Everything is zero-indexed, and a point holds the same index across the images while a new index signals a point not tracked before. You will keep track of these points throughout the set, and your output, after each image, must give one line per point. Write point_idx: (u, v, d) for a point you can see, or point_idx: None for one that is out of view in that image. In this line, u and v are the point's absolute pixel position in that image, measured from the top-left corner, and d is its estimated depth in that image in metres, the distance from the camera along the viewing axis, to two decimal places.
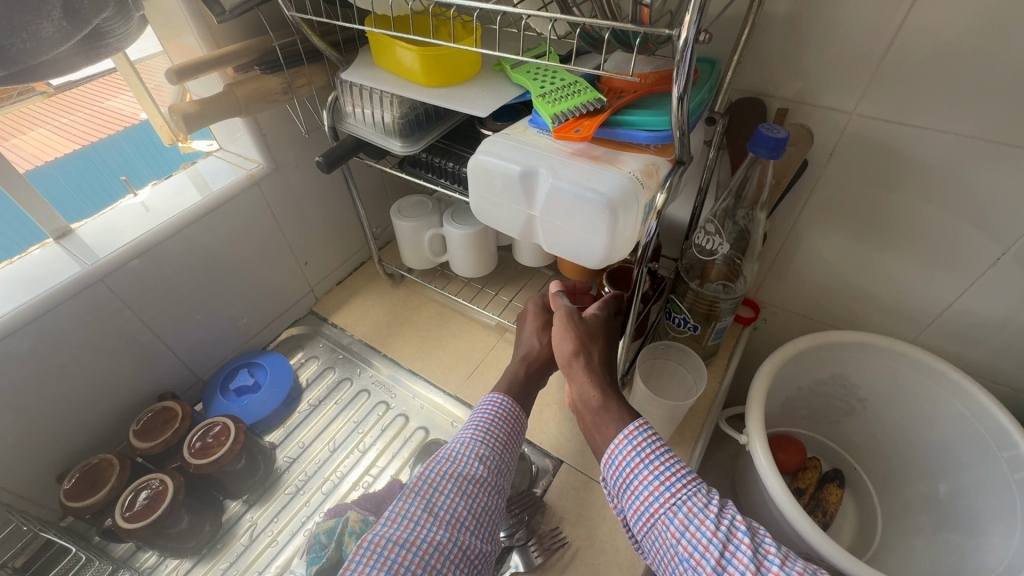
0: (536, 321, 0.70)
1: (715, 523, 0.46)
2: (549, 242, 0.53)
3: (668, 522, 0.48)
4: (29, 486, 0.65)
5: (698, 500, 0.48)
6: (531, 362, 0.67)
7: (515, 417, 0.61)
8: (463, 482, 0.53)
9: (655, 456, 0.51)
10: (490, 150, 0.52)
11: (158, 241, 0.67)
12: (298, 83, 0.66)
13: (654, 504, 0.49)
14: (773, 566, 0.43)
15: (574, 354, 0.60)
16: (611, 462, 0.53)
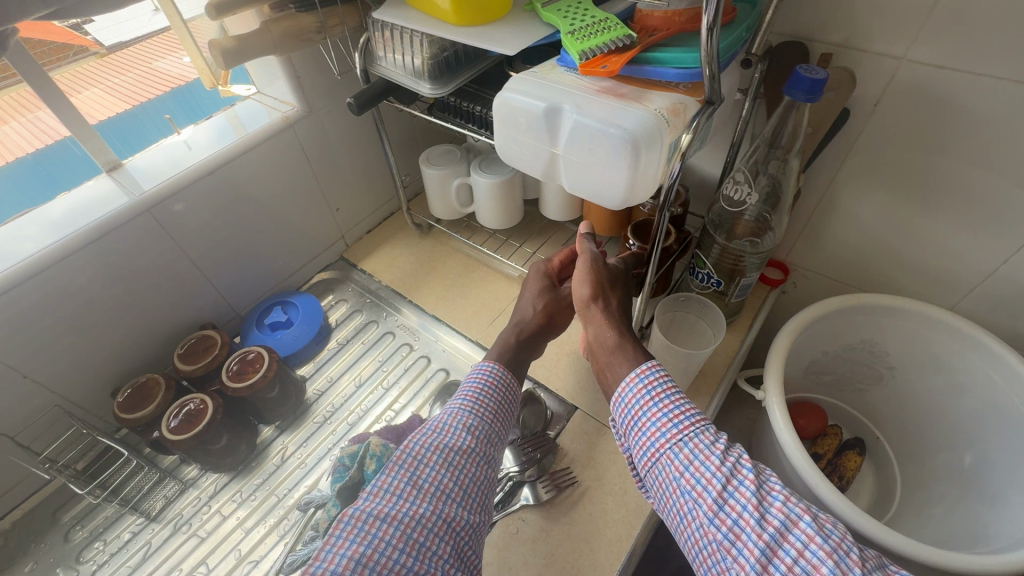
0: (537, 282, 0.72)
1: (720, 459, 0.46)
2: (571, 181, 0.54)
3: (673, 457, 0.49)
4: (88, 399, 0.71)
5: (705, 437, 0.49)
6: (528, 327, 0.68)
7: (507, 386, 0.62)
8: (449, 454, 0.53)
9: (666, 396, 0.52)
10: (516, 86, 0.52)
11: (200, 177, 0.71)
12: (331, 23, 0.67)
13: (660, 440, 0.50)
14: (775, 502, 0.44)
15: (592, 297, 0.61)
16: (620, 400, 0.54)
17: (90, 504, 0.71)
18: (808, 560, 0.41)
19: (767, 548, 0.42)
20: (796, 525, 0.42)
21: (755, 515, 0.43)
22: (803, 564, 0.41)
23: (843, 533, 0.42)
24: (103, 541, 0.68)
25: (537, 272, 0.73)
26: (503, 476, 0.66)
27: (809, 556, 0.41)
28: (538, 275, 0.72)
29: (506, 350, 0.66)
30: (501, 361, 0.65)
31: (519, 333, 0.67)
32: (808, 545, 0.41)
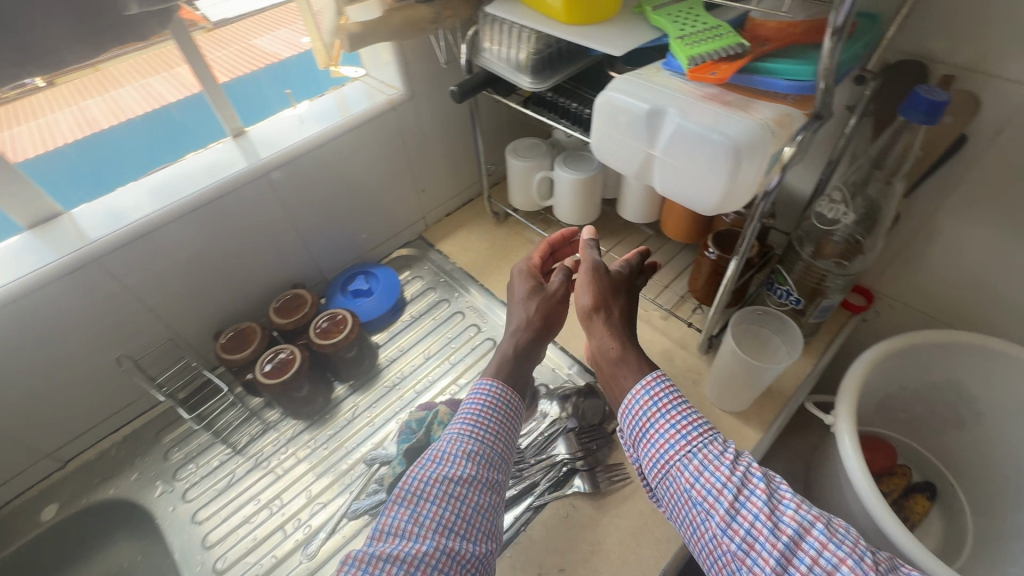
0: (525, 284, 0.69)
1: (730, 470, 0.47)
2: (663, 183, 0.55)
3: (684, 468, 0.49)
4: (195, 338, 0.80)
5: (714, 447, 0.49)
6: (522, 335, 0.66)
7: (506, 403, 0.61)
8: (450, 485, 0.52)
9: (673, 406, 0.53)
10: (620, 88, 0.54)
11: (311, 148, 0.77)
12: (446, 14, 0.71)
13: (670, 451, 0.51)
14: (788, 510, 0.45)
15: (595, 308, 0.61)
16: (628, 411, 0.54)
17: (186, 431, 0.80)
18: (823, 566, 0.42)
19: (781, 557, 0.43)
20: (809, 532, 0.44)
21: (768, 525, 0.44)
22: (819, 570, 0.42)
23: (854, 537, 0.44)
24: (195, 465, 0.76)
25: (525, 274, 0.71)
26: (558, 462, 0.69)
27: (823, 562, 0.42)
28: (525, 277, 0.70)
29: (501, 363, 0.64)
30: (498, 374, 0.63)
31: (515, 344, 0.65)
32: (821, 551, 0.43)
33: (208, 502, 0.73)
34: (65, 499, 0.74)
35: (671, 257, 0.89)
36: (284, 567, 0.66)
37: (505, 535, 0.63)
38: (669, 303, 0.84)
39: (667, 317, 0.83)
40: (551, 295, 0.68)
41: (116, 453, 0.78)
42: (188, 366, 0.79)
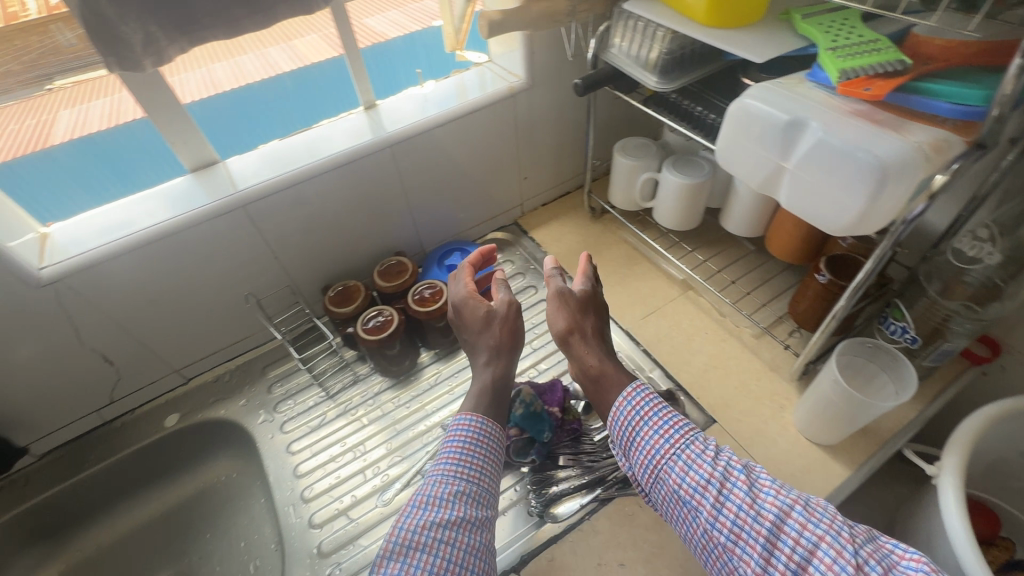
0: (480, 308, 0.69)
1: (711, 468, 0.53)
2: (791, 197, 0.53)
3: (670, 470, 0.56)
4: (308, 287, 0.88)
5: (696, 448, 0.56)
6: (497, 365, 0.67)
7: (487, 438, 0.62)
8: (438, 530, 0.53)
9: (653, 413, 0.59)
10: (759, 96, 0.53)
11: (434, 126, 0.82)
12: (581, 8, 0.72)
13: (656, 456, 0.57)
14: (768, 497, 0.51)
15: (569, 332, 0.66)
16: (615, 422, 0.61)
17: (289, 369, 0.88)
18: (803, 546, 0.48)
19: (767, 541, 0.49)
20: (788, 515, 0.50)
21: (750, 514, 0.50)
22: (801, 549, 0.48)
23: (829, 513, 0.50)
24: (293, 402, 0.84)
25: (475, 297, 0.71)
26: None
27: (805, 541, 0.48)
28: (480, 304, 0.70)
29: (481, 397, 0.66)
30: (477, 406, 0.65)
31: (495, 375, 0.67)
32: (802, 532, 0.49)
33: (302, 437, 0.80)
34: (184, 411, 0.85)
35: (771, 275, 0.86)
36: (362, 509, 0.72)
37: (567, 520, 0.65)
38: (766, 321, 0.81)
39: (760, 336, 0.80)
40: (507, 315, 0.69)
41: (229, 379, 0.88)
42: (301, 311, 0.88)
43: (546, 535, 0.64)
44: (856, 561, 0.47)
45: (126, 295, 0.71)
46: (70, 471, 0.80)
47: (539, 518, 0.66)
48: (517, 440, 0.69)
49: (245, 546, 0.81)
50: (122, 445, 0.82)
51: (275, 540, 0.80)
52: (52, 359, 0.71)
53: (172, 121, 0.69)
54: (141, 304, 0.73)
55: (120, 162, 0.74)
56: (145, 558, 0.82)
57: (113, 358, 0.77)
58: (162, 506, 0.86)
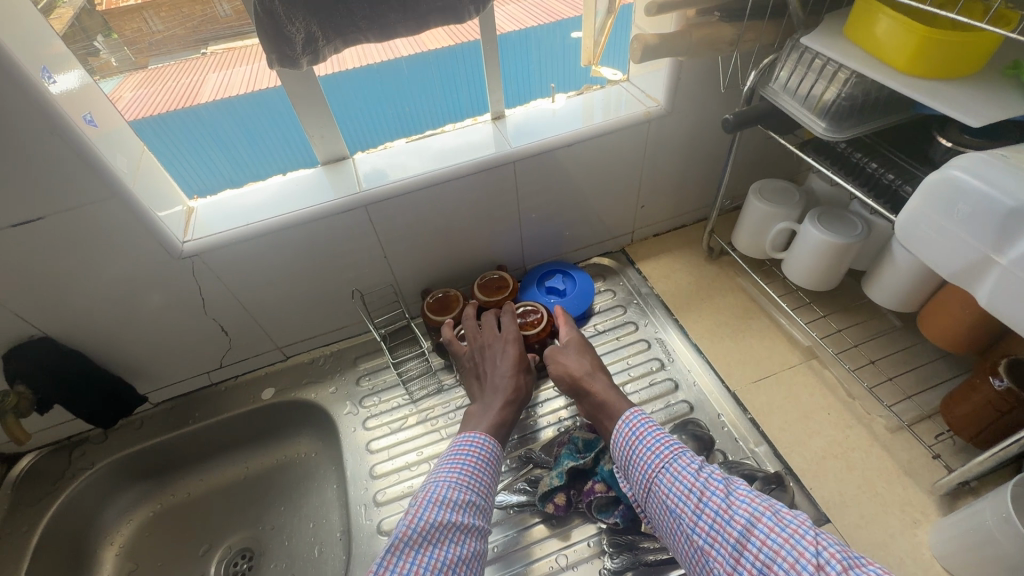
0: (511, 353, 0.73)
1: (693, 476, 0.53)
2: (998, 295, 0.44)
3: (658, 481, 0.55)
4: (410, 288, 0.89)
5: (681, 458, 0.55)
6: (513, 404, 0.69)
7: (493, 456, 0.63)
8: (452, 529, 0.54)
9: (648, 431, 0.58)
10: (972, 167, 0.44)
11: (560, 146, 0.78)
12: (747, 37, 0.66)
13: (648, 470, 0.56)
14: (742, 504, 0.49)
15: (576, 373, 0.69)
16: (615, 443, 0.60)
17: (379, 365, 0.90)
18: (771, 548, 0.45)
19: (737, 543, 0.47)
20: (760, 520, 0.48)
21: (725, 519, 0.49)
22: (767, 550, 0.46)
23: (801, 521, 0.47)
24: (378, 399, 0.86)
25: (505, 340, 0.75)
26: None
27: (771, 544, 0.46)
28: (510, 351, 0.74)
29: (496, 428, 0.66)
30: (490, 433, 0.65)
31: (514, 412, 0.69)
32: (770, 536, 0.46)
33: (383, 437, 0.81)
34: (280, 386, 0.89)
35: (920, 361, 0.74)
36: None
37: None
38: (907, 414, 0.70)
39: (897, 430, 0.69)
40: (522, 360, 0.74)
41: (323, 363, 0.91)
42: (400, 312, 0.89)
43: None
44: (819, 562, 0.44)
45: (249, 274, 0.75)
46: (178, 423, 0.87)
47: None
48: (601, 495, 0.64)
49: (313, 527, 0.84)
50: (224, 408, 0.87)
51: (342, 529, 0.82)
52: (179, 321, 0.77)
53: (316, 116, 0.72)
54: (260, 283, 0.77)
55: (250, 126, 0.71)
56: (226, 517, 0.87)
57: (229, 328, 0.81)
58: (247, 470, 0.91)
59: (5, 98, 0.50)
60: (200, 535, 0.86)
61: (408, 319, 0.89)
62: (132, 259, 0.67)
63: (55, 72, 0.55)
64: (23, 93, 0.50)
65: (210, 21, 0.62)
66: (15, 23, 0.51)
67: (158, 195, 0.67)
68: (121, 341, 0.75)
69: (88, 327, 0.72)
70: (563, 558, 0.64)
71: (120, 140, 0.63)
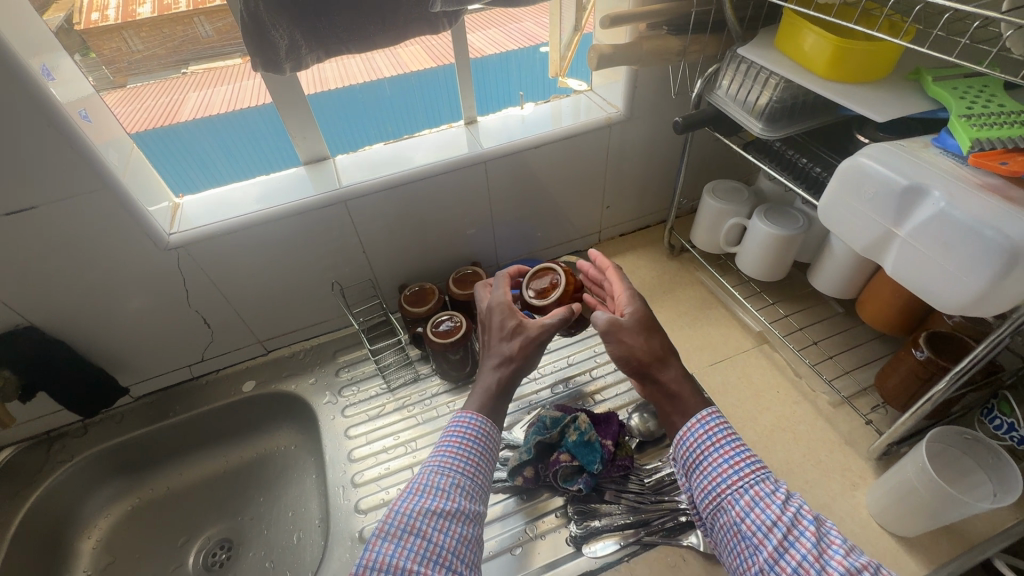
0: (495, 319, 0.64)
1: (780, 508, 0.47)
2: (899, 265, 0.50)
3: (733, 504, 0.50)
4: (388, 283, 0.93)
5: (766, 486, 0.50)
6: (506, 368, 0.61)
7: (487, 434, 0.59)
8: (432, 517, 0.51)
9: (727, 443, 0.53)
10: (877, 155, 0.51)
11: (529, 148, 0.84)
12: (692, 48, 0.73)
13: (722, 484, 0.51)
14: (835, 555, 0.44)
15: (644, 359, 0.58)
16: (683, 442, 0.55)
17: (357, 357, 0.94)
18: None
19: None
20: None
21: (815, 566, 0.44)
22: None
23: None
24: (356, 388, 0.89)
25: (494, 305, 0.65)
26: (678, 510, 0.67)
27: None
28: (497, 317, 0.64)
29: (489, 396, 0.61)
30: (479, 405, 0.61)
31: (502, 379, 0.60)
32: None
33: (361, 423, 0.85)
34: (260, 379, 0.91)
35: (858, 341, 0.81)
36: None
37: (607, 558, 0.64)
38: (847, 389, 0.76)
39: (838, 404, 0.75)
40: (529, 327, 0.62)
41: (304, 357, 0.94)
42: (377, 305, 0.93)
43: (582, 566, 0.64)
44: None
45: (233, 267, 0.79)
46: (157, 416, 0.88)
47: (577, 548, 0.65)
48: (566, 466, 0.68)
49: (292, 516, 0.86)
50: (204, 402, 0.90)
51: (320, 516, 0.85)
52: (161, 313, 0.80)
53: (298, 118, 0.77)
54: (244, 276, 0.81)
55: (229, 145, 0.79)
56: (205, 509, 0.89)
57: (211, 321, 0.84)
58: (227, 464, 0.93)
59: (8, 94, 0.54)
60: (178, 527, 0.87)
61: (385, 312, 0.92)
62: (118, 249, 0.70)
63: (52, 68, 0.59)
64: (22, 87, 0.54)
65: (192, 42, 0.70)
66: (20, 24, 0.55)
67: (147, 191, 0.71)
68: (104, 332, 0.77)
69: (71, 317, 0.74)
70: (532, 527, 0.68)
71: (111, 136, 0.66)
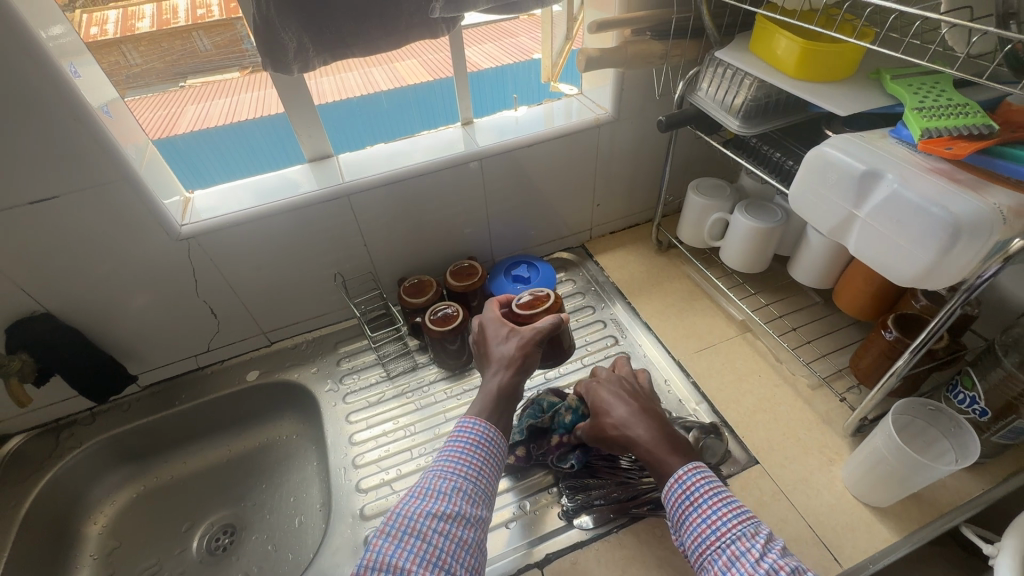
0: (497, 332, 0.69)
1: (753, 568, 0.45)
2: (862, 245, 0.55)
3: (712, 564, 0.48)
4: (388, 276, 0.97)
5: (742, 544, 0.47)
6: (506, 372, 0.64)
7: (491, 441, 0.59)
8: (433, 520, 0.51)
9: (705, 501, 0.51)
10: (837, 144, 0.55)
11: (522, 147, 0.89)
12: (674, 52, 0.79)
13: (704, 542, 0.50)
14: None
15: (610, 433, 0.61)
16: (669, 501, 0.53)
17: (357, 348, 0.97)
18: None
19: None
20: None
21: None
22: None
23: None
24: (357, 377, 0.93)
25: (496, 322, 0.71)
26: None
27: None
28: (491, 327, 0.70)
29: (489, 399, 0.62)
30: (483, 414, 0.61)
31: (502, 380, 0.63)
32: None
33: (360, 409, 0.88)
34: (264, 369, 0.95)
35: (835, 328, 0.86)
36: (405, 482, 0.78)
37: (597, 529, 0.67)
38: (824, 372, 0.80)
39: (817, 387, 0.80)
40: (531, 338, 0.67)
41: (306, 348, 0.97)
42: (377, 296, 0.97)
43: (573, 539, 0.67)
44: None
45: (240, 258, 0.82)
46: (163, 405, 0.91)
47: (568, 523, 0.69)
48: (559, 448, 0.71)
49: (293, 501, 0.89)
50: (208, 391, 0.92)
51: (321, 501, 0.87)
52: (170, 303, 0.83)
53: (305, 117, 0.81)
54: (250, 268, 0.84)
55: (226, 158, 0.85)
56: (209, 496, 0.91)
57: (217, 312, 0.88)
58: (230, 452, 0.95)
59: (39, 90, 0.58)
60: (182, 513, 0.89)
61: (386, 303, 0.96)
62: (132, 239, 0.73)
63: (77, 65, 0.63)
64: (50, 82, 0.58)
65: (191, 55, 0.79)
66: (50, 24, 0.60)
67: (161, 184, 0.75)
68: (115, 320, 0.81)
69: (84, 305, 0.77)
70: (525, 504, 0.71)
71: (129, 132, 0.71)
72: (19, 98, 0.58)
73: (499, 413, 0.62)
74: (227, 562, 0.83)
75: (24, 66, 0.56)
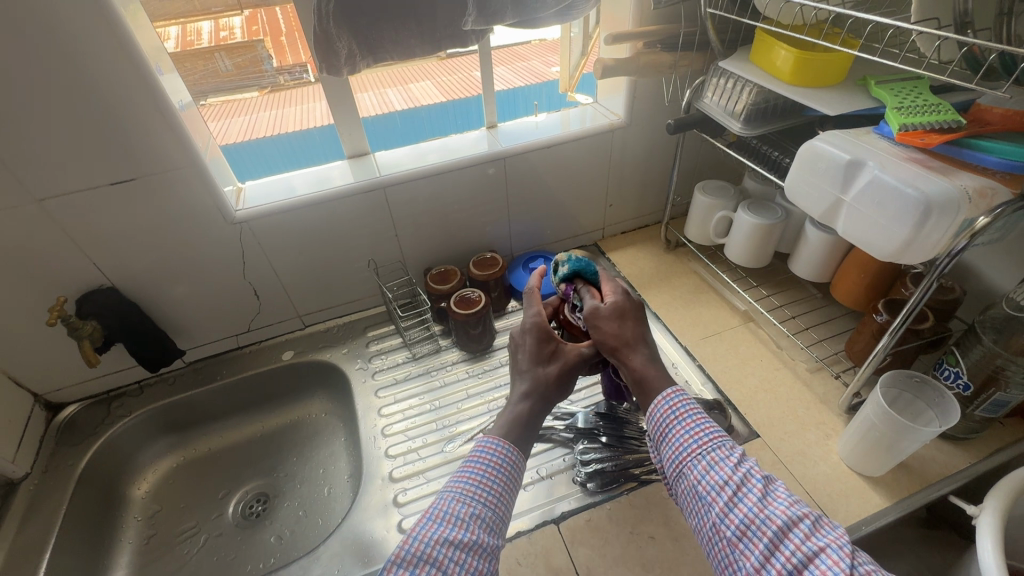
0: (531, 345, 0.64)
1: (732, 470, 0.50)
2: (848, 225, 0.62)
3: (691, 469, 0.52)
4: (415, 266, 1.05)
5: (721, 451, 0.52)
6: (534, 400, 0.61)
7: (511, 464, 0.57)
8: (450, 548, 0.49)
9: (688, 416, 0.55)
10: (826, 137, 0.63)
11: (542, 148, 0.97)
12: (682, 62, 0.89)
13: (683, 453, 0.53)
14: (780, 507, 0.47)
15: (612, 340, 0.60)
16: (652, 415, 0.57)
17: (384, 333, 1.05)
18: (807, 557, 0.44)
19: (769, 543, 0.46)
20: (797, 527, 0.46)
21: (760, 516, 0.47)
22: (800, 554, 0.44)
23: None
24: (383, 358, 1.00)
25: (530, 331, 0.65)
26: None
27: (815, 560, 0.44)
28: (533, 339, 0.64)
29: (514, 424, 0.60)
30: (506, 434, 0.59)
31: (531, 409, 0.60)
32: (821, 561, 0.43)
33: (388, 385, 0.95)
34: (298, 349, 1.02)
35: (832, 318, 0.92)
36: (431, 449, 0.84)
37: (609, 491, 0.73)
38: (822, 356, 0.86)
39: (815, 369, 0.85)
40: (573, 364, 0.64)
41: (337, 332, 1.05)
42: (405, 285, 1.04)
43: (586, 500, 0.72)
44: None
45: (285, 244, 0.90)
46: (204, 380, 0.98)
47: (581, 486, 0.74)
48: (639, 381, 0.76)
49: (322, 473, 0.95)
50: (245, 368, 1.00)
51: (349, 473, 0.94)
52: (219, 284, 0.91)
53: (347, 119, 0.90)
54: (291, 252, 0.92)
55: (245, 157, 0.91)
56: (242, 469, 0.97)
57: (260, 294, 0.96)
58: (263, 428, 1.02)
59: (131, 86, 0.68)
60: (218, 483, 0.96)
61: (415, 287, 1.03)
62: (192, 221, 0.82)
63: (162, 69, 0.73)
64: (141, 79, 0.68)
65: (212, 75, 0.85)
66: (143, 32, 0.70)
67: (221, 173, 0.84)
68: (170, 297, 0.89)
69: (144, 282, 0.85)
70: (542, 470, 0.77)
71: (196, 126, 0.80)
72: (112, 92, 0.67)
73: (522, 439, 0.60)
74: (261, 527, 0.89)
75: (120, 65, 0.66)
